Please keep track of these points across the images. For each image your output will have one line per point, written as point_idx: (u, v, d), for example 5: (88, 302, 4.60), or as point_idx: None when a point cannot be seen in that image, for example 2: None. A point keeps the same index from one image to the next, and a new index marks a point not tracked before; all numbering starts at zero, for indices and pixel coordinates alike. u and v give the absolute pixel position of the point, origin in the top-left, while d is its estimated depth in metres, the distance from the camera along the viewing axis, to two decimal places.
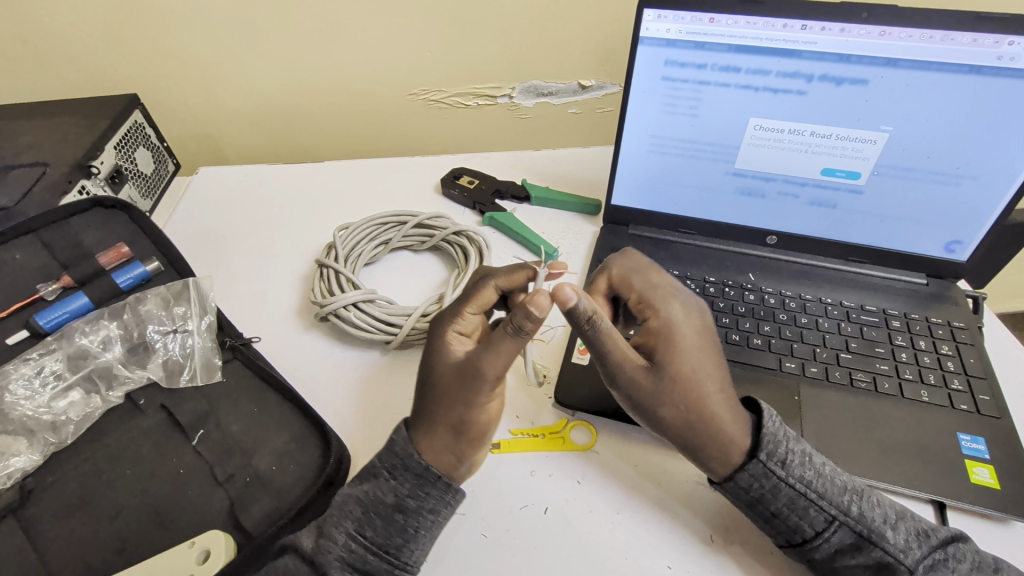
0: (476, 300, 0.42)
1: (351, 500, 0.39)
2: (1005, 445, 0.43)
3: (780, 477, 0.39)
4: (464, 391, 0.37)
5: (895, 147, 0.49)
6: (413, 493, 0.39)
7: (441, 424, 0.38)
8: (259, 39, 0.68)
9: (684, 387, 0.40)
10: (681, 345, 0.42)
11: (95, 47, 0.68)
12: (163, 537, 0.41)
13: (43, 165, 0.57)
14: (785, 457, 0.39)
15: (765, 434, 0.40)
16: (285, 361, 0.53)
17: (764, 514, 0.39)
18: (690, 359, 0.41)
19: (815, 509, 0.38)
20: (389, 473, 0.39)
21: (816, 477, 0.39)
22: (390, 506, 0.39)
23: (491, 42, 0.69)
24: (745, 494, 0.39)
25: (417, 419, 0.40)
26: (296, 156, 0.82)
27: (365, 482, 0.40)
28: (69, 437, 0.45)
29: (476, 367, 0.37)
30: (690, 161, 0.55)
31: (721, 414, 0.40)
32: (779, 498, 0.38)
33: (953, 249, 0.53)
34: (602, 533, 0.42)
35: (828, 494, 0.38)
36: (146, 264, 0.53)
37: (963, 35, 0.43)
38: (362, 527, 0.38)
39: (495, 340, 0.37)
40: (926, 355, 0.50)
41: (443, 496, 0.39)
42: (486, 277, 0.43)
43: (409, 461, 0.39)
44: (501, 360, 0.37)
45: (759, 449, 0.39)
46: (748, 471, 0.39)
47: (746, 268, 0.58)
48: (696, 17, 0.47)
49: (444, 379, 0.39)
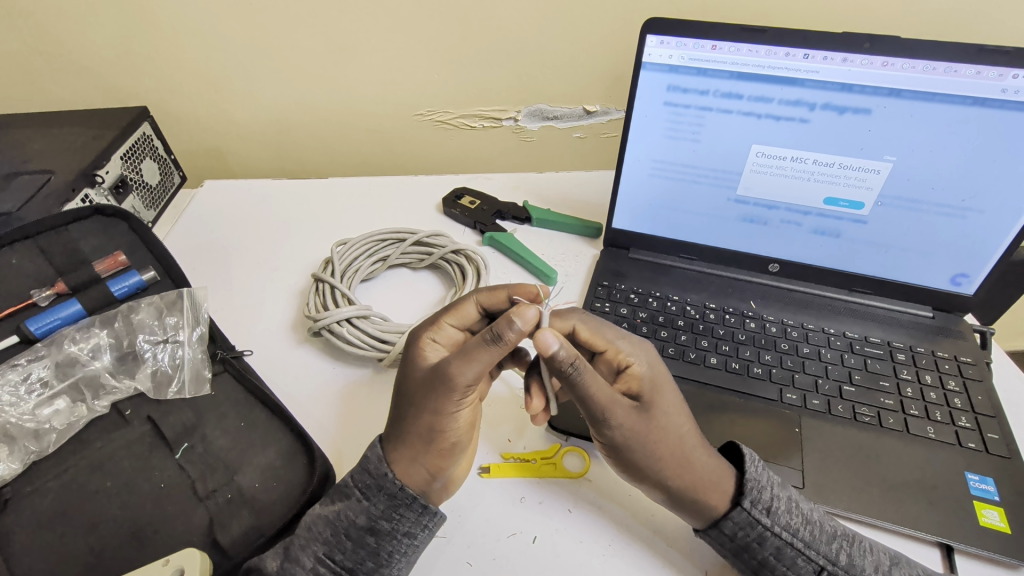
0: (457, 313, 0.44)
1: (321, 521, 0.38)
2: (1016, 487, 0.42)
3: (766, 526, 0.38)
4: (435, 400, 0.38)
5: (899, 178, 0.48)
6: (386, 515, 0.38)
7: (412, 434, 0.38)
8: (270, 57, 0.69)
9: (667, 434, 0.39)
10: (663, 390, 0.41)
11: (110, 60, 0.70)
12: (138, 553, 0.39)
13: (48, 172, 0.58)
14: (771, 504, 0.38)
15: (748, 480, 0.39)
16: (275, 376, 0.52)
17: (751, 563, 0.38)
18: (670, 404, 0.40)
19: (803, 558, 0.37)
20: (362, 493, 0.39)
21: (803, 525, 0.38)
22: (361, 528, 0.38)
23: (497, 65, 0.70)
24: (729, 542, 0.38)
25: (391, 431, 0.40)
26: (301, 172, 0.83)
27: (336, 502, 0.39)
28: (50, 447, 0.44)
29: (449, 375, 0.37)
30: (691, 186, 0.55)
31: (700, 457, 0.39)
32: (765, 547, 0.37)
33: (959, 282, 0.52)
34: (594, 565, 0.40)
35: (815, 542, 0.37)
36: (142, 273, 0.53)
37: (966, 67, 0.43)
38: (331, 550, 0.37)
39: (468, 348, 0.37)
40: (932, 391, 0.48)
41: (420, 519, 0.38)
42: (470, 293, 0.45)
43: (384, 481, 0.38)
44: (472, 367, 0.37)
45: (742, 496, 0.38)
46: (732, 520, 0.38)
47: (748, 295, 0.57)
48: (698, 44, 0.48)
49: (417, 389, 0.39)
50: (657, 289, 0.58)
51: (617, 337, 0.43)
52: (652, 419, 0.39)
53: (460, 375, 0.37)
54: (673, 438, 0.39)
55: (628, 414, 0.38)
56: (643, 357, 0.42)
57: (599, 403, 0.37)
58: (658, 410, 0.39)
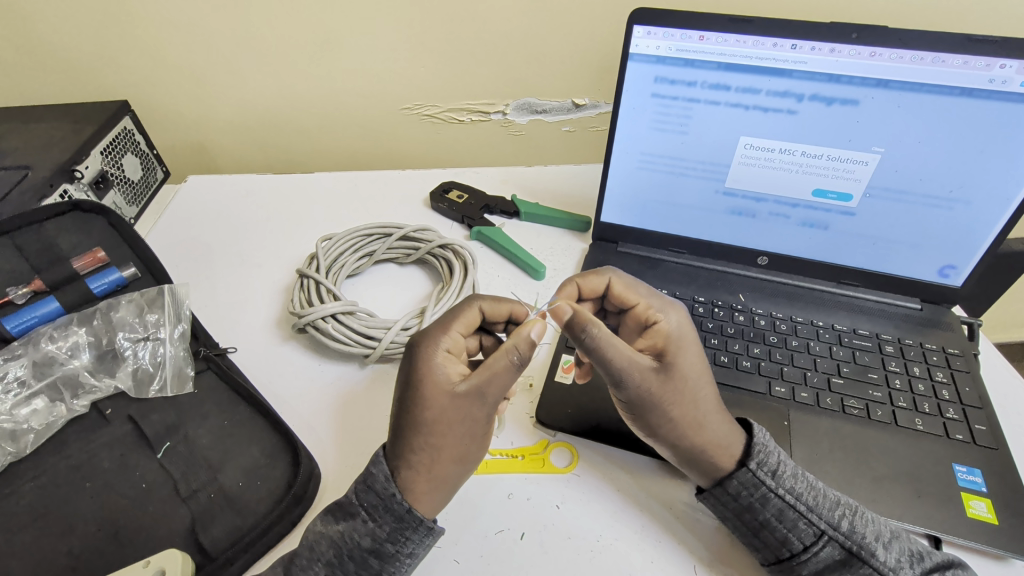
0: (462, 321, 0.42)
1: (324, 540, 0.37)
2: (1002, 477, 0.42)
3: (770, 487, 0.38)
4: (470, 421, 0.38)
5: (887, 169, 0.48)
6: (391, 538, 0.36)
7: (440, 458, 0.37)
8: (253, 50, 0.68)
9: (688, 398, 0.40)
10: (686, 356, 0.41)
11: (88, 53, 0.68)
12: (118, 555, 0.39)
13: (25, 168, 0.57)
14: (777, 467, 0.39)
15: (756, 444, 0.40)
16: (260, 374, 0.52)
17: (751, 524, 0.38)
18: (692, 365, 0.41)
19: (804, 522, 0.37)
20: (368, 514, 0.37)
21: (807, 490, 0.38)
22: (366, 551, 0.36)
23: (484, 58, 0.69)
24: (732, 502, 0.39)
25: (404, 457, 0.37)
26: (287, 167, 0.82)
27: (341, 521, 0.37)
28: (27, 447, 0.43)
29: (483, 395, 0.38)
30: (680, 179, 0.54)
31: (714, 417, 0.40)
32: (768, 508, 0.38)
33: (947, 274, 0.52)
34: (583, 560, 0.39)
35: (818, 507, 0.37)
36: (122, 270, 0.52)
37: (953, 57, 0.43)
38: (333, 571, 0.36)
39: (494, 366, 0.38)
40: (920, 382, 0.48)
41: (424, 539, 0.37)
42: (473, 299, 0.43)
43: (392, 502, 0.36)
44: (501, 385, 0.38)
45: (749, 458, 0.39)
46: (737, 478, 0.39)
47: (736, 288, 0.57)
48: (686, 35, 0.47)
49: (443, 411, 0.37)
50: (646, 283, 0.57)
51: (650, 296, 0.44)
52: (672, 383, 0.40)
53: (494, 397, 0.38)
54: (692, 400, 0.40)
55: (646, 369, 0.39)
56: (674, 317, 0.43)
57: (619, 363, 0.38)
58: (679, 372, 0.40)
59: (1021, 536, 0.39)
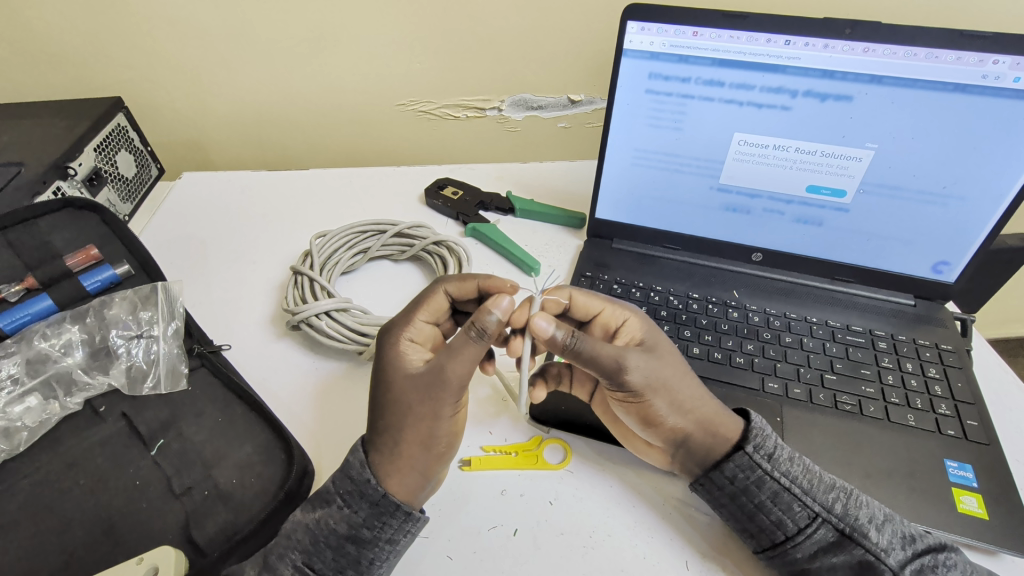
0: (427, 308, 0.43)
1: (300, 529, 0.37)
2: (994, 473, 0.42)
3: (766, 470, 0.38)
4: (431, 403, 0.37)
5: (881, 164, 0.48)
6: (368, 523, 0.37)
7: (404, 442, 0.37)
8: (248, 47, 0.68)
9: (682, 379, 0.41)
10: (663, 342, 0.43)
11: (81, 49, 0.68)
12: (110, 552, 0.39)
13: (18, 164, 0.56)
14: (773, 451, 0.39)
15: (753, 428, 0.40)
16: (254, 371, 0.52)
17: (747, 507, 0.38)
18: (670, 349, 0.43)
19: (799, 504, 0.37)
20: (343, 500, 0.37)
21: (803, 473, 0.38)
22: (342, 537, 0.36)
23: (480, 55, 0.69)
24: (729, 485, 0.39)
25: (374, 441, 0.38)
26: (282, 163, 0.82)
27: (318, 508, 0.37)
28: (21, 445, 0.43)
29: (445, 374, 0.37)
30: (675, 175, 0.54)
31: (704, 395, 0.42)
32: (763, 490, 0.38)
33: (940, 270, 0.52)
34: (574, 557, 0.40)
35: (813, 490, 0.38)
36: (116, 268, 0.52)
37: (947, 53, 0.43)
38: (311, 559, 0.36)
39: (455, 344, 0.38)
40: (913, 378, 0.48)
41: (403, 525, 0.37)
42: (437, 284, 0.45)
43: (367, 488, 0.37)
44: (463, 363, 0.37)
45: (746, 441, 0.39)
46: (734, 462, 0.39)
47: (731, 285, 0.57)
48: (679, 30, 0.47)
49: (404, 393, 0.38)
50: (640, 280, 0.57)
51: (610, 300, 0.46)
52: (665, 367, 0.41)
53: (456, 377, 0.37)
54: (685, 382, 0.41)
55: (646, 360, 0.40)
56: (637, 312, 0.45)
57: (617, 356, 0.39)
58: (665, 357, 0.42)
59: (1013, 532, 0.39)
